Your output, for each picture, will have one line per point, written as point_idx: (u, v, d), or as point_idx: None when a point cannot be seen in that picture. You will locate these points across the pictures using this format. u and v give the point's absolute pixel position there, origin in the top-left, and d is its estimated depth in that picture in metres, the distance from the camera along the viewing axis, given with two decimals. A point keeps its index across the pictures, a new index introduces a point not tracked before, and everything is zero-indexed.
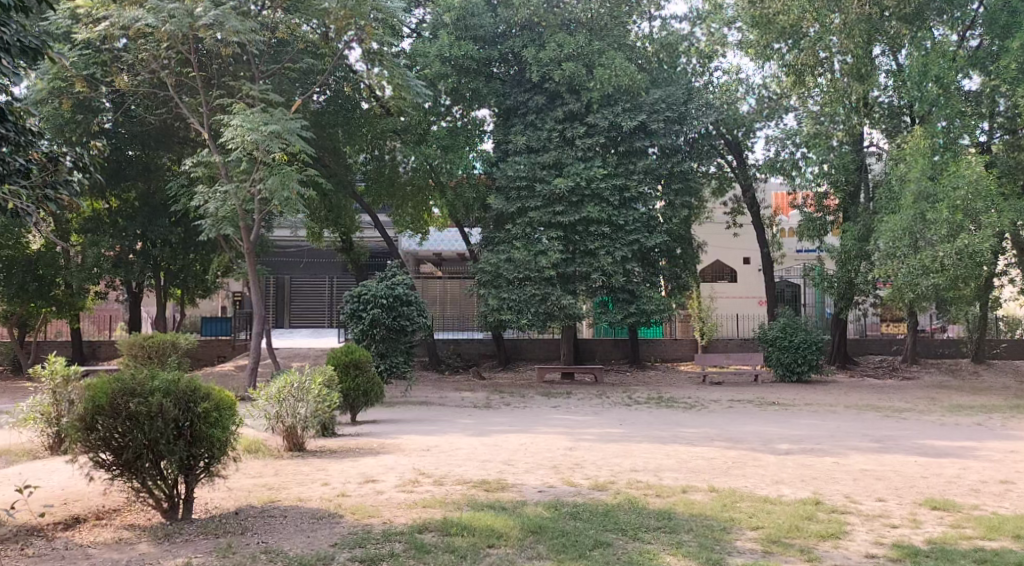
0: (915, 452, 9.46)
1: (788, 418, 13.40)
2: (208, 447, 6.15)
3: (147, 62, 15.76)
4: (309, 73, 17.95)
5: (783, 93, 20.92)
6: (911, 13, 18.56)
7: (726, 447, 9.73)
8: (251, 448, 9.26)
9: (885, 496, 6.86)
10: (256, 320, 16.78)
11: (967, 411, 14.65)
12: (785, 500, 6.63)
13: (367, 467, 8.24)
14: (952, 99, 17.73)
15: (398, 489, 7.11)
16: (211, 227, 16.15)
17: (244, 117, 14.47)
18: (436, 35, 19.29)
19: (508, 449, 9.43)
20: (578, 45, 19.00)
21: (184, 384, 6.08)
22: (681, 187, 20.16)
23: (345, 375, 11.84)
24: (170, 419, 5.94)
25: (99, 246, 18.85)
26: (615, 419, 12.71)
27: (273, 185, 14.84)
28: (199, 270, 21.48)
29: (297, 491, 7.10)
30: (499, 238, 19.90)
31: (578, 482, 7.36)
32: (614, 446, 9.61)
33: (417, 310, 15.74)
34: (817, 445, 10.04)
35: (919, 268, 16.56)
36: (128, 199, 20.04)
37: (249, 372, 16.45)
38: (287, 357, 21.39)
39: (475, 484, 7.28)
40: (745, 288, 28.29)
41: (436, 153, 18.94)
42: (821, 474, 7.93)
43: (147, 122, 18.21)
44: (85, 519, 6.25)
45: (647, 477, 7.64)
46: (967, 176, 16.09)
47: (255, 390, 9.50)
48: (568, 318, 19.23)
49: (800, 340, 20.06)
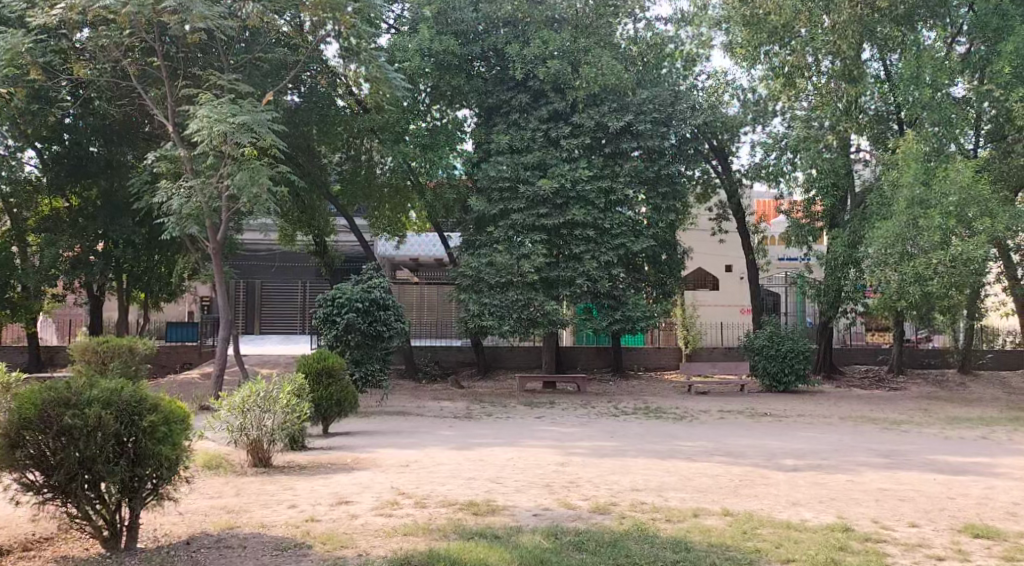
0: (932, 469, 8.80)
1: (785, 431, 12.73)
2: (155, 467, 5.33)
3: (108, 50, 14.98)
4: (281, 65, 16.81)
5: (770, 96, 20.16)
6: (902, 13, 17.92)
7: (729, 463, 9.04)
8: (211, 464, 8.44)
9: (917, 521, 6.19)
10: (223, 324, 15.78)
11: (967, 424, 14.05)
12: (811, 526, 5.92)
13: (341, 485, 7.44)
14: (943, 104, 17.00)
15: (374, 514, 6.31)
16: (175, 227, 15.10)
17: (210, 108, 13.68)
18: (416, 28, 18.69)
19: (495, 465, 8.66)
20: (563, 42, 18.38)
21: (128, 394, 5.29)
22: (668, 190, 19.31)
23: (316, 384, 11.03)
24: (111, 434, 5.15)
25: (56, 246, 17.97)
26: (604, 433, 12.00)
27: (241, 180, 14.03)
28: (163, 273, 20.49)
29: (261, 516, 6.28)
30: (481, 241, 19.12)
31: (576, 504, 6.60)
32: (608, 462, 8.88)
33: (395, 315, 15.01)
34: (824, 460, 9.37)
35: (911, 275, 15.86)
36: (89, 197, 18.91)
37: (214, 379, 15.53)
38: (256, 364, 20.44)
39: (462, 506, 6.50)
40: (729, 296, 27.71)
41: (415, 152, 18.00)
42: (839, 494, 7.24)
43: (108, 115, 17.38)
44: (9, 550, 5.40)
45: (651, 497, 6.91)
46: (960, 181, 15.51)
47: (218, 399, 8.67)
48: (551, 324, 18.46)
49: (787, 349, 19.42)
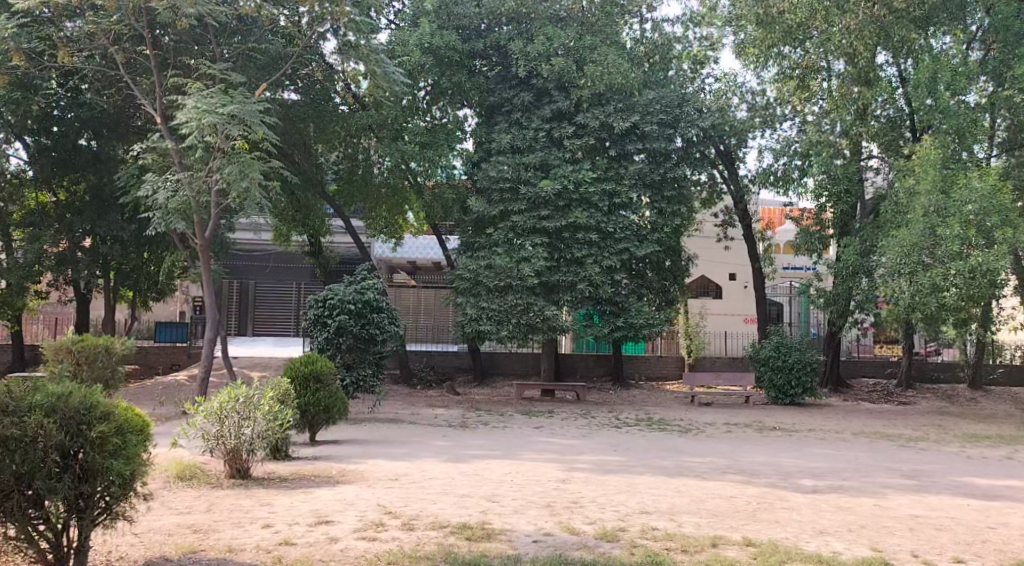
0: (963, 493, 8.17)
1: (797, 446, 12.07)
2: (105, 484, 4.70)
3: (95, 36, 14.39)
4: (277, 58, 16.14)
5: (780, 98, 19.45)
6: (920, 16, 17.23)
7: (744, 483, 8.41)
8: (186, 474, 7.81)
9: (962, 557, 5.58)
10: (210, 326, 15.10)
11: (987, 442, 13.40)
12: (844, 561, 5.31)
13: (322, 502, 6.79)
14: (960, 110, 16.30)
15: (355, 537, 5.66)
16: (161, 222, 14.43)
17: (200, 98, 13.05)
18: (417, 23, 18.08)
19: (491, 480, 8.03)
20: (569, 39, 17.81)
21: (77, 400, 4.68)
22: (672, 194, 18.66)
23: (303, 389, 10.38)
24: (51, 447, 4.52)
25: (42, 241, 17.36)
26: (606, 445, 11.35)
27: (231, 174, 13.37)
28: (154, 271, 19.69)
29: (229, 538, 5.62)
30: (479, 243, 18.48)
31: (580, 530, 5.96)
32: (613, 480, 8.24)
33: (388, 318, 14.34)
34: (845, 481, 8.72)
35: (926, 287, 15.16)
36: (76, 191, 18.30)
37: (200, 382, 14.87)
38: (246, 366, 19.77)
39: (454, 530, 5.87)
40: (733, 305, 27.06)
41: (415, 150, 17.32)
42: (869, 521, 6.61)
43: (98, 106, 16.84)
44: None
45: (663, 523, 6.26)
46: (980, 189, 14.75)
47: (194, 405, 8.04)
48: (551, 331, 17.85)
49: (794, 360, 18.83)
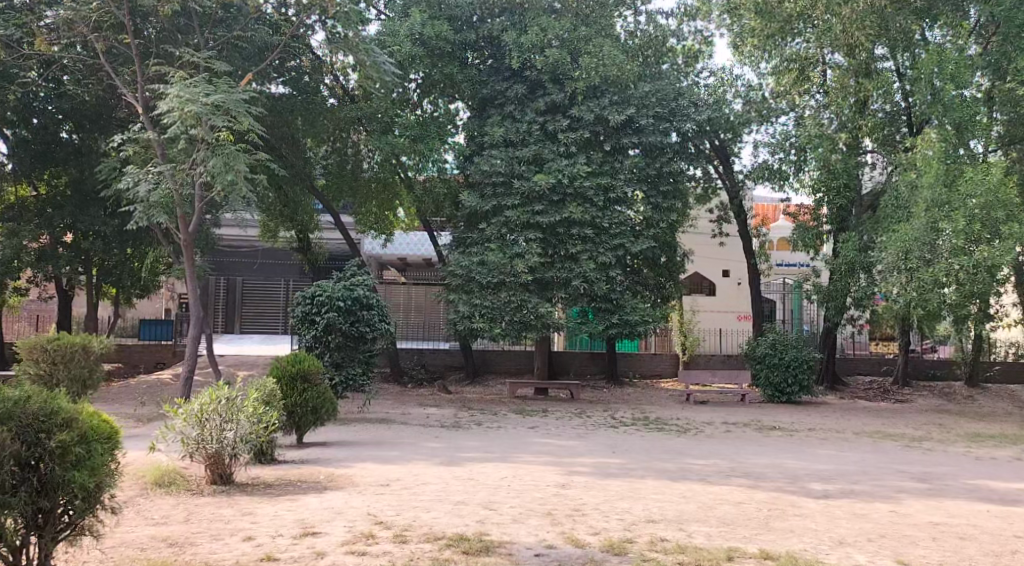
0: (979, 498, 7.84)
1: (800, 447, 11.71)
2: (66, 497, 4.31)
3: (73, 23, 13.88)
4: (263, 47, 15.69)
5: (777, 92, 19.08)
6: (919, 7, 16.91)
7: (750, 487, 8.05)
8: (163, 480, 7.37)
9: None
10: (193, 322, 14.56)
11: (991, 442, 13.09)
12: None
13: (308, 511, 6.39)
14: (961, 102, 15.96)
15: (343, 551, 5.25)
16: (142, 216, 13.93)
17: (182, 86, 12.58)
18: (406, 14, 17.66)
19: (487, 486, 7.66)
20: (563, 30, 17.43)
21: (36, 405, 4.28)
22: (668, 189, 18.29)
23: (290, 389, 9.97)
24: (7, 456, 4.11)
25: (19, 237, 16.55)
26: (604, 446, 10.97)
27: (214, 166, 12.91)
28: (136, 268, 19.18)
29: (207, 552, 5.22)
30: (472, 238, 18.06)
31: (585, 541, 5.58)
32: (615, 484, 7.87)
33: (379, 315, 13.93)
34: (855, 485, 8.37)
35: (929, 282, 14.79)
36: (59, 186, 17.89)
37: (183, 381, 14.35)
38: (233, 365, 19.32)
39: (450, 542, 5.48)
40: (727, 302, 26.72)
41: (406, 144, 16.77)
42: (889, 529, 6.25)
43: (80, 98, 16.40)
44: None
45: (672, 532, 5.90)
46: (986, 183, 14.35)
47: (173, 407, 7.61)
48: (545, 329, 17.36)
49: (791, 358, 18.50)
